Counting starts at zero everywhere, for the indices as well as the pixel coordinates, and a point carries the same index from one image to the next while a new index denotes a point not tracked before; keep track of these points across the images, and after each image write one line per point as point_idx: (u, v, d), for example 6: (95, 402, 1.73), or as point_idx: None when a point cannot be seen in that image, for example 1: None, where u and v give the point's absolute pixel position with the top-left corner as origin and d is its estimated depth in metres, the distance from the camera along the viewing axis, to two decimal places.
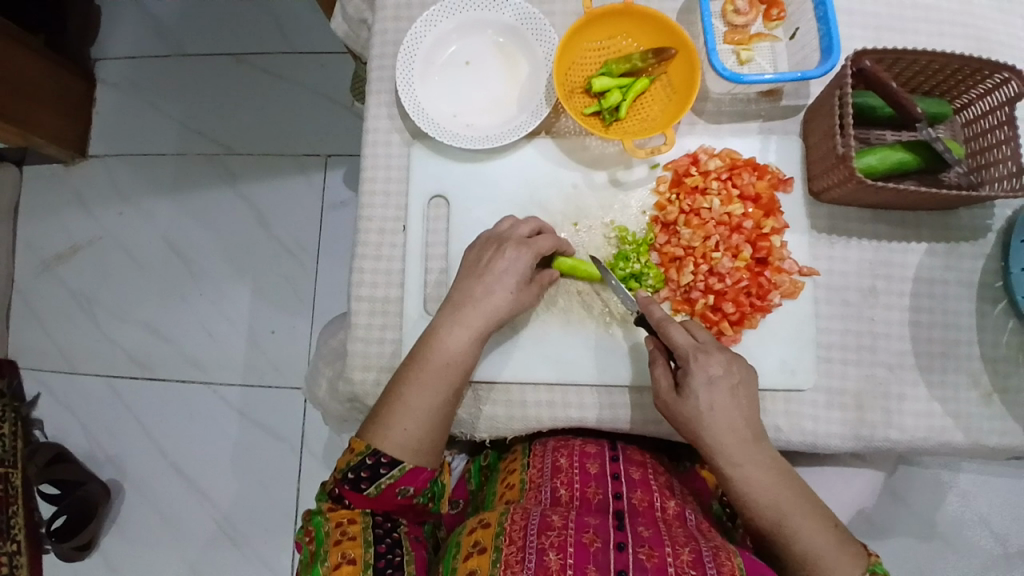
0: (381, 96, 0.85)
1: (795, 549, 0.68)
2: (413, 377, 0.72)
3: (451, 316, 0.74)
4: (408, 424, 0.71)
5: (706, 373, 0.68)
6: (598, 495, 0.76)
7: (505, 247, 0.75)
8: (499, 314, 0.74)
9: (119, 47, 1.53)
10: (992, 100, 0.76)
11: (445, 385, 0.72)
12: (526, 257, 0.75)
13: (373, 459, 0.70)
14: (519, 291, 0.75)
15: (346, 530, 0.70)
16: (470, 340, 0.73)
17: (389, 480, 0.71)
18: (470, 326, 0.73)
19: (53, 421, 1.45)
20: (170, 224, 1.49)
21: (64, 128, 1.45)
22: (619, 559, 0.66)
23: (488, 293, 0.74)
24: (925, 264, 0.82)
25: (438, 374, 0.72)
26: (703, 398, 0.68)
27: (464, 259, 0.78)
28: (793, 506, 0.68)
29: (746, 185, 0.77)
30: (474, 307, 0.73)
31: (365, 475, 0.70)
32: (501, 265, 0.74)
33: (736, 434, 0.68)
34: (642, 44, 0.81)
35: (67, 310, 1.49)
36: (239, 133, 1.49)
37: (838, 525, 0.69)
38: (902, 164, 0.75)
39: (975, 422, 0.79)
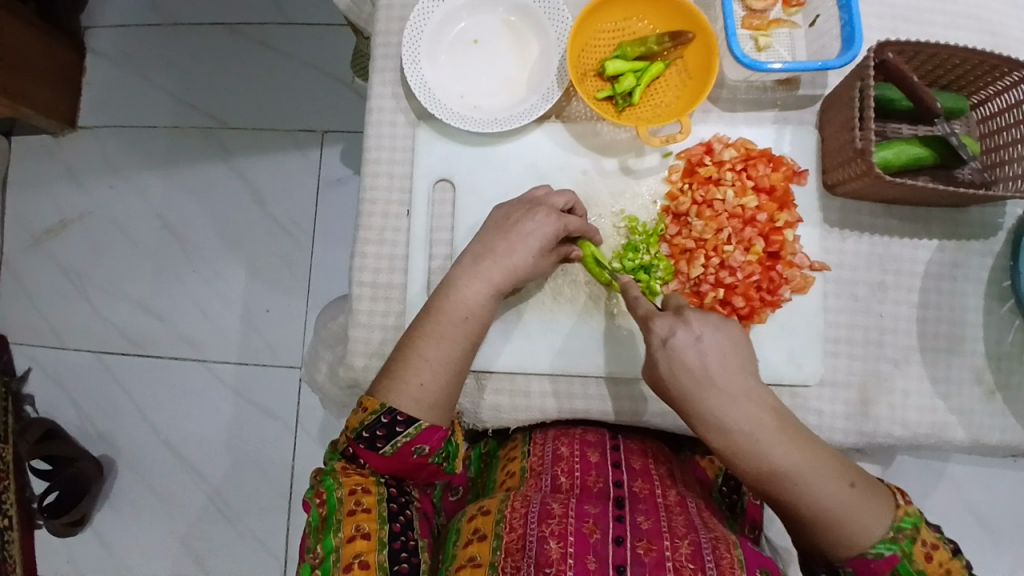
0: (385, 73, 0.82)
1: (805, 510, 0.61)
2: (431, 332, 0.71)
3: (471, 271, 0.73)
4: (425, 379, 0.70)
5: (662, 336, 0.62)
6: (598, 483, 0.75)
7: (532, 210, 0.74)
8: (521, 275, 0.73)
9: (109, 14, 1.48)
10: (1007, 99, 0.75)
11: (463, 339, 0.72)
12: (554, 221, 0.73)
13: (388, 417, 0.68)
14: (542, 255, 0.74)
15: (360, 500, 0.67)
16: (489, 299, 0.72)
17: (406, 439, 0.69)
18: (488, 279, 0.72)
19: (45, 398, 1.43)
20: (163, 199, 1.45)
21: (53, 97, 1.40)
22: (618, 553, 0.66)
23: (511, 252, 0.72)
24: (934, 261, 0.81)
25: (455, 329, 0.72)
26: (664, 365, 0.63)
27: (485, 222, 0.76)
28: (789, 464, 0.61)
29: (760, 177, 0.76)
30: (497, 267, 0.72)
31: (381, 434, 0.68)
32: (527, 228, 0.73)
33: (710, 401, 0.61)
34: (658, 26, 0.78)
35: (58, 285, 1.45)
36: (234, 107, 1.45)
37: (853, 480, 0.61)
38: (919, 159, 0.74)
39: (977, 418, 0.79)
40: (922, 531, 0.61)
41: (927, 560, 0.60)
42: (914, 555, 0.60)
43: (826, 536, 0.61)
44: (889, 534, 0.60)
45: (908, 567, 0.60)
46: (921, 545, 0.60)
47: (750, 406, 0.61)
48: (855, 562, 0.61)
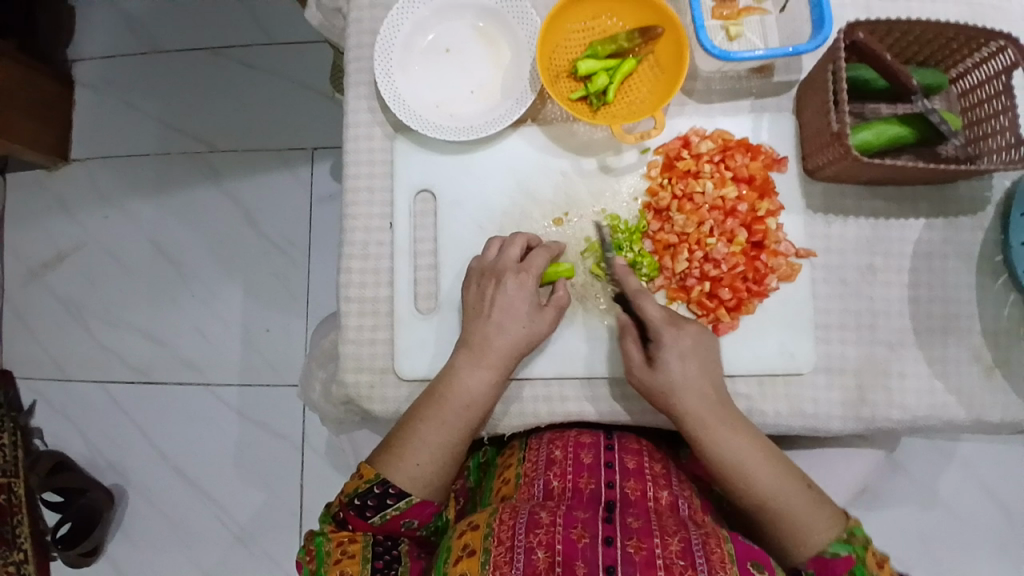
0: (359, 88, 0.82)
1: (767, 508, 0.71)
2: (431, 415, 0.73)
3: (469, 358, 0.75)
4: (421, 459, 0.72)
5: (678, 345, 0.72)
6: (590, 485, 0.75)
7: (505, 280, 0.75)
8: (516, 349, 0.75)
9: (93, 46, 1.49)
10: (989, 68, 0.73)
11: (463, 423, 0.74)
12: (528, 283, 0.75)
13: (380, 488, 0.72)
14: (531, 322, 0.75)
15: (346, 548, 0.71)
16: (491, 380, 0.74)
17: (395, 511, 0.73)
18: (489, 367, 0.74)
19: (52, 430, 1.44)
20: (157, 226, 1.46)
21: (43, 132, 1.41)
22: (608, 554, 0.65)
23: (502, 333, 0.74)
24: (923, 239, 0.80)
25: (455, 413, 0.74)
26: (675, 368, 0.71)
27: (468, 298, 0.77)
28: (756, 461, 0.71)
29: (739, 167, 0.76)
30: (490, 348, 0.74)
31: (372, 503, 0.72)
32: (505, 300, 0.74)
33: (706, 401, 0.72)
34: (627, 23, 0.78)
35: (60, 318, 1.46)
36: (222, 129, 1.45)
37: (808, 483, 0.73)
38: (899, 138, 0.73)
39: (977, 397, 0.78)
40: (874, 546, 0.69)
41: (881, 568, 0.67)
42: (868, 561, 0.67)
43: (779, 532, 0.71)
44: (842, 536, 0.70)
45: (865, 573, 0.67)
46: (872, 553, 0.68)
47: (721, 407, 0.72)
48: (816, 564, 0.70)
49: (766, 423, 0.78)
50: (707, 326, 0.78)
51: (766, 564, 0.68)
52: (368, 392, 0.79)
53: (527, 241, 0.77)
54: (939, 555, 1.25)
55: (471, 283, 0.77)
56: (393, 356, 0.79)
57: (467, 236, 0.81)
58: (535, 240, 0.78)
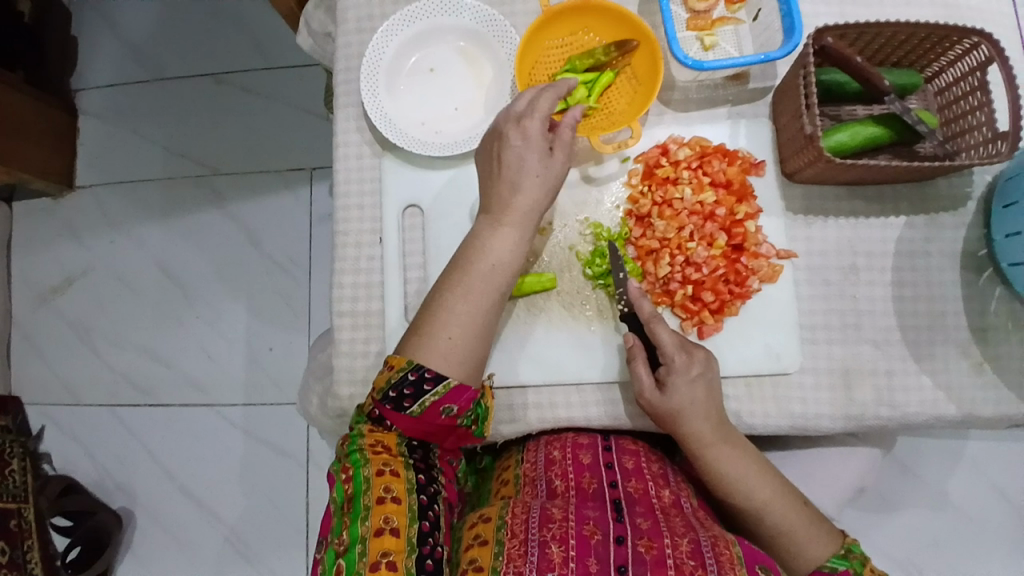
0: (348, 109, 0.85)
1: (769, 526, 0.72)
2: (455, 286, 0.70)
3: (491, 221, 0.72)
4: (452, 332, 0.68)
5: (688, 371, 0.72)
6: (593, 484, 0.76)
7: (507, 134, 0.71)
8: (534, 201, 0.72)
9: (97, 77, 1.54)
10: (962, 67, 0.76)
11: (491, 288, 0.71)
12: (537, 127, 0.71)
13: (415, 374, 0.66)
14: (542, 167, 0.72)
15: (388, 461, 0.66)
16: (513, 238, 0.72)
17: (434, 398, 0.67)
18: (512, 225, 0.72)
19: (61, 454, 1.46)
20: (161, 249, 1.49)
21: (50, 162, 1.46)
22: (619, 552, 0.66)
23: (520, 189, 0.71)
24: (905, 238, 0.81)
25: (480, 275, 0.70)
26: (685, 393, 0.72)
27: (482, 166, 0.75)
28: (759, 481, 0.72)
29: (716, 172, 0.77)
30: (510, 205, 0.72)
31: (409, 392, 0.67)
32: (515, 151, 0.71)
33: (716, 426, 0.73)
34: (604, 38, 0.81)
35: (68, 342, 1.50)
36: (223, 153, 1.49)
37: (806, 501, 0.74)
38: (873, 139, 0.75)
39: (967, 392, 0.79)
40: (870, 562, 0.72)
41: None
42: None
43: (778, 548, 0.72)
44: (839, 552, 0.71)
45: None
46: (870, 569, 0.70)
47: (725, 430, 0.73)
48: None
49: (755, 424, 0.79)
50: (692, 330, 0.79)
51: (770, 567, 0.68)
52: (361, 404, 0.81)
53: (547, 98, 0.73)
54: (948, 556, 1.24)
55: (485, 149, 0.74)
56: None
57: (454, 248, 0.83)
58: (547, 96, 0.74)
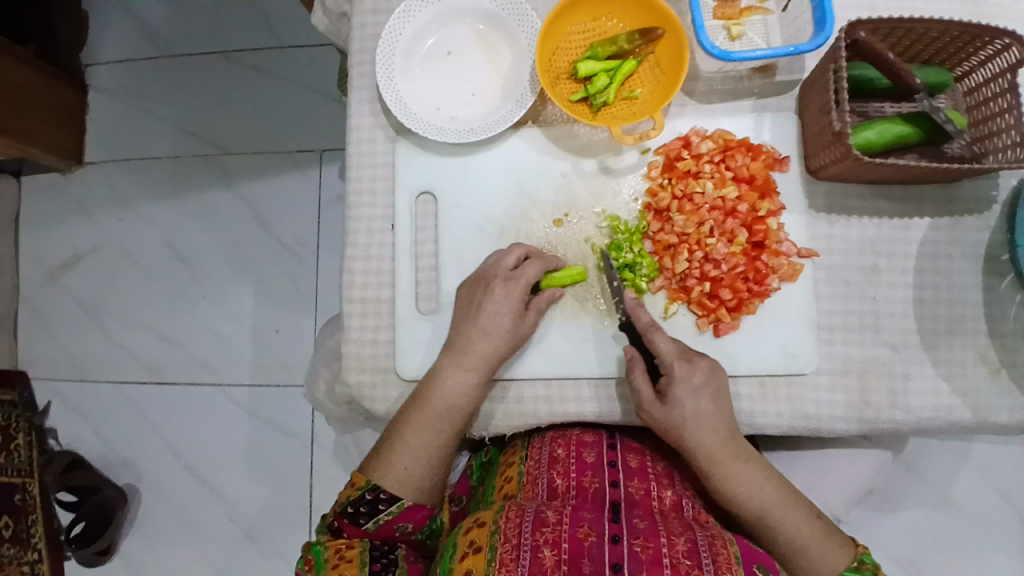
0: (362, 92, 0.83)
1: (782, 540, 0.72)
2: (415, 419, 0.74)
3: (452, 359, 0.75)
4: (409, 464, 0.74)
5: (689, 380, 0.71)
6: (594, 484, 0.75)
7: (490, 286, 0.75)
8: (496, 350, 0.75)
9: (107, 52, 1.52)
10: (993, 67, 0.73)
11: (446, 426, 0.75)
12: (516, 291, 0.74)
13: (373, 493, 0.73)
14: (515, 328, 0.75)
15: (344, 554, 0.72)
16: (472, 383, 0.75)
17: (388, 517, 0.74)
18: (471, 369, 0.75)
19: (67, 429, 1.47)
20: (169, 228, 1.48)
21: (59, 137, 1.44)
22: (614, 552, 0.65)
23: (484, 334, 0.74)
24: (928, 239, 0.79)
25: (438, 417, 0.74)
26: (686, 404, 0.71)
27: (459, 297, 0.78)
28: (769, 493, 0.72)
29: (739, 167, 0.75)
30: (473, 350, 0.74)
31: (364, 510, 0.74)
32: (492, 304, 0.74)
33: (720, 437, 0.71)
34: (627, 25, 0.78)
35: (75, 318, 1.49)
36: (232, 132, 1.48)
37: (819, 515, 0.73)
38: (902, 137, 0.73)
39: (983, 399, 0.77)
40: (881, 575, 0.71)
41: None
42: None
43: (792, 562, 0.72)
44: (852, 564, 0.71)
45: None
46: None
47: (732, 443, 0.72)
48: None
49: (767, 424, 0.78)
50: (707, 327, 0.78)
51: (771, 568, 0.68)
52: (369, 392, 0.80)
53: (525, 251, 0.77)
54: (950, 558, 1.23)
55: (465, 285, 0.78)
56: (395, 356, 0.80)
57: (467, 237, 0.82)
58: (535, 252, 0.78)
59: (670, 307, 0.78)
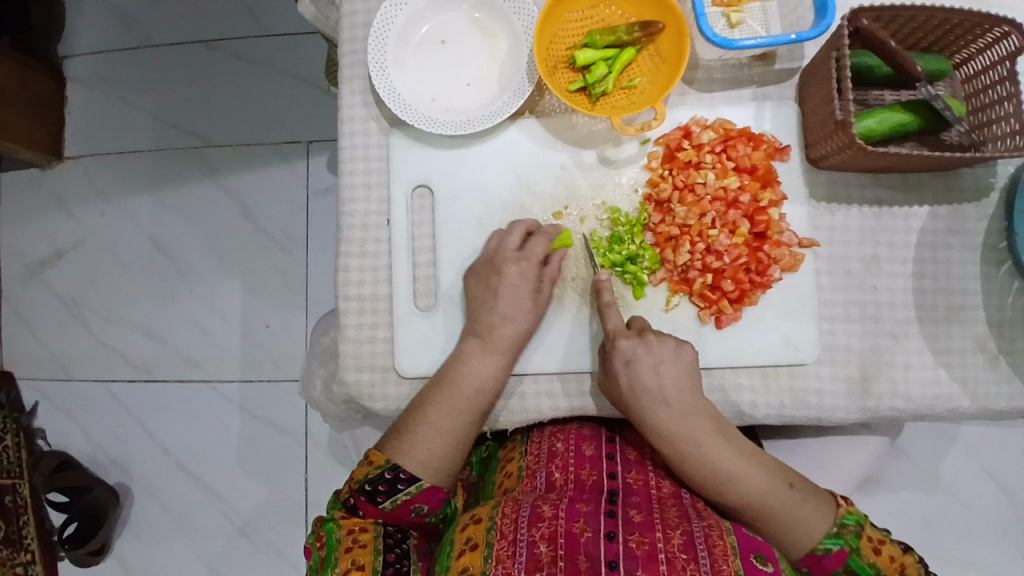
0: (354, 82, 0.81)
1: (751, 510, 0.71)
2: (440, 400, 0.73)
3: (478, 346, 0.75)
4: (431, 444, 0.73)
5: (627, 352, 0.72)
6: (592, 477, 0.75)
7: (506, 268, 0.75)
8: (517, 333, 0.75)
9: (83, 42, 1.47)
10: (992, 55, 0.72)
11: (472, 409, 0.74)
12: (529, 269, 0.75)
13: (392, 473, 0.72)
14: (533, 307, 0.76)
15: (357, 537, 0.71)
16: (498, 366, 0.74)
17: (405, 496, 0.73)
18: (497, 353, 0.74)
19: (55, 430, 1.44)
20: (153, 223, 1.45)
21: (36, 130, 1.40)
22: (610, 549, 0.64)
23: (506, 321, 0.75)
24: (928, 228, 0.79)
25: (466, 400, 0.74)
26: (625, 376, 0.72)
27: (471, 284, 0.77)
28: (728, 465, 0.71)
29: (741, 157, 0.74)
30: (497, 335, 0.74)
31: (383, 489, 0.72)
32: (508, 287, 0.75)
33: (665, 409, 0.72)
34: (626, 12, 0.77)
35: (59, 317, 1.46)
36: (216, 124, 1.44)
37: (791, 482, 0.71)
38: (903, 125, 0.72)
39: (981, 386, 0.78)
40: (867, 528, 0.72)
41: (876, 553, 0.70)
42: (862, 549, 0.71)
43: (764, 529, 0.71)
44: (832, 530, 0.70)
45: (857, 560, 0.71)
46: (866, 540, 0.71)
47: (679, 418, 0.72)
48: (808, 560, 0.72)
49: (770, 415, 0.78)
50: (710, 319, 0.78)
51: (769, 557, 0.67)
52: (368, 391, 0.79)
53: (527, 228, 0.77)
54: (940, 539, 1.25)
55: (473, 271, 0.78)
56: (394, 354, 0.79)
57: (465, 231, 0.80)
58: (535, 225, 0.78)
59: (672, 299, 0.78)
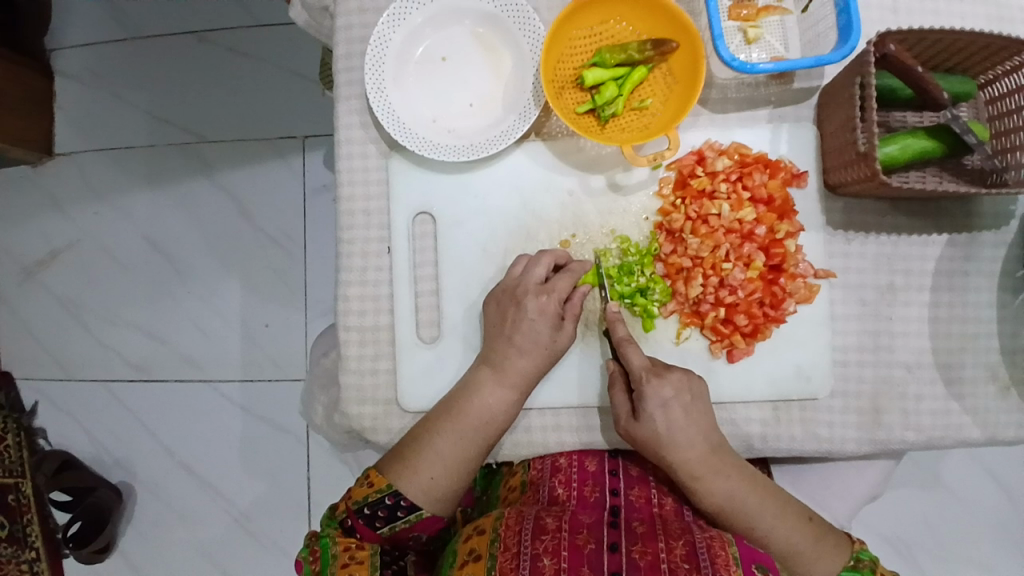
0: (350, 102, 0.77)
1: (772, 550, 0.70)
2: (449, 430, 0.71)
3: (490, 375, 0.72)
4: (436, 473, 0.71)
5: (659, 396, 0.69)
6: (594, 493, 0.74)
7: (525, 301, 0.71)
8: (533, 368, 0.72)
9: (70, 33, 1.41)
10: (1019, 78, 0.68)
11: (480, 441, 0.72)
12: (550, 307, 0.71)
13: (393, 499, 0.71)
14: (552, 342, 0.72)
15: (354, 554, 0.70)
16: (509, 400, 0.72)
17: (404, 524, 0.72)
18: (509, 385, 0.72)
19: (56, 430, 1.43)
20: (149, 221, 1.41)
21: (24, 127, 1.35)
22: (613, 559, 0.63)
23: (521, 353, 0.72)
24: (945, 257, 0.76)
25: (474, 432, 0.72)
26: (659, 420, 0.69)
27: (486, 313, 0.74)
28: (741, 513, 0.70)
29: (757, 186, 0.71)
30: (510, 366, 0.72)
31: (382, 514, 0.71)
32: (528, 323, 0.71)
33: (696, 449, 0.69)
34: (638, 29, 0.73)
35: (55, 317, 1.44)
36: (210, 120, 1.39)
37: (812, 517, 0.71)
38: (924, 152, 0.69)
39: (992, 416, 0.76)
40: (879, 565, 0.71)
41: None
42: None
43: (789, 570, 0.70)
44: (850, 564, 0.70)
45: None
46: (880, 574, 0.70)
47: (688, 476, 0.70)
48: None
49: (779, 448, 0.76)
50: (721, 352, 0.76)
51: (769, 566, 0.66)
52: (371, 424, 0.77)
53: (555, 259, 0.73)
54: (939, 541, 1.26)
55: (489, 298, 0.75)
56: (397, 386, 0.77)
57: (468, 261, 0.77)
58: (563, 258, 0.74)
59: (683, 332, 0.75)
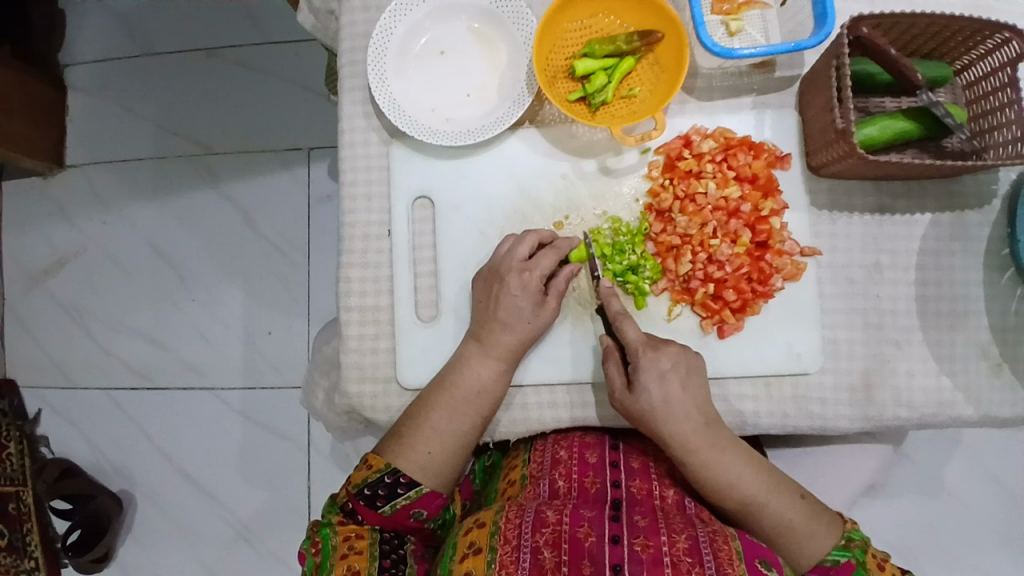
0: (354, 93, 0.81)
1: (763, 525, 0.71)
2: (442, 403, 0.73)
3: (479, 348, 0.75)
4: (433, 447, 0.72)
5: (655, 367, 0.70)
6: (595, 485, 0.75)
7: (507, 278, 0.74)
8: (522, 340, 0.74)
9: (85, 50, 1.47)
10: (993, 61, 0.72)
11: (473, 413, 0.74)
12: (532, 282, 0.74)
13: (391, 477, 0.72)
14: (535, 316, 0.74)
15: (353, 544, 0.70)
16: (498, 371, 0.74)
17: (405, 501, 0.72)
18: (498, 357, 0.74)
19: (58, 437, 1.44)
20: (155, 229, 1.45)
21: (37, 138, 1.40)
22: (615, 553, 0.64)
23: (507, 328, 0.74)
24: (930, 236, 0.79)
25: (467, 404, 0.74)
26: (655, 392, 0.70)
27: (473, 292, 0.77)
28: (734, 488, 0.70)
29: (741, 166, 0.74)
30: (498, 340, 0.74)
31: (382, 493, 0.72)
32: (511, 298, 0.73)
33: (690, 422, 0.70)
34: (626, 21, 0.77)
35: (61, 324, 1.46)
36: (218, 130, 1.44)
37: (803, 495, 0.72)
38: (904, 133, 0.72)
39: (983, 394, 0.77)
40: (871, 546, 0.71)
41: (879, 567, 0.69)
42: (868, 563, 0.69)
43: (779, 547, 0.71)
44: (840, 543, 0.70)
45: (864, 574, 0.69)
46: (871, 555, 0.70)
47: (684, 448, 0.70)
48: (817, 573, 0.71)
49: (773, 423, 0.77)
50: (712, 329, 0.78)
51: (774, 561, 0.67)
52: (371, 402, 0.79)
53: (539, 238, 0.76)
54: (942, 544, 1.25)
55: (478, 279, 0.77)
56: (396, 365, 0.79)
57: (465, 243, 0.80)
58: (547, 237, 0.77)
59: (673, 309, 0.78)
